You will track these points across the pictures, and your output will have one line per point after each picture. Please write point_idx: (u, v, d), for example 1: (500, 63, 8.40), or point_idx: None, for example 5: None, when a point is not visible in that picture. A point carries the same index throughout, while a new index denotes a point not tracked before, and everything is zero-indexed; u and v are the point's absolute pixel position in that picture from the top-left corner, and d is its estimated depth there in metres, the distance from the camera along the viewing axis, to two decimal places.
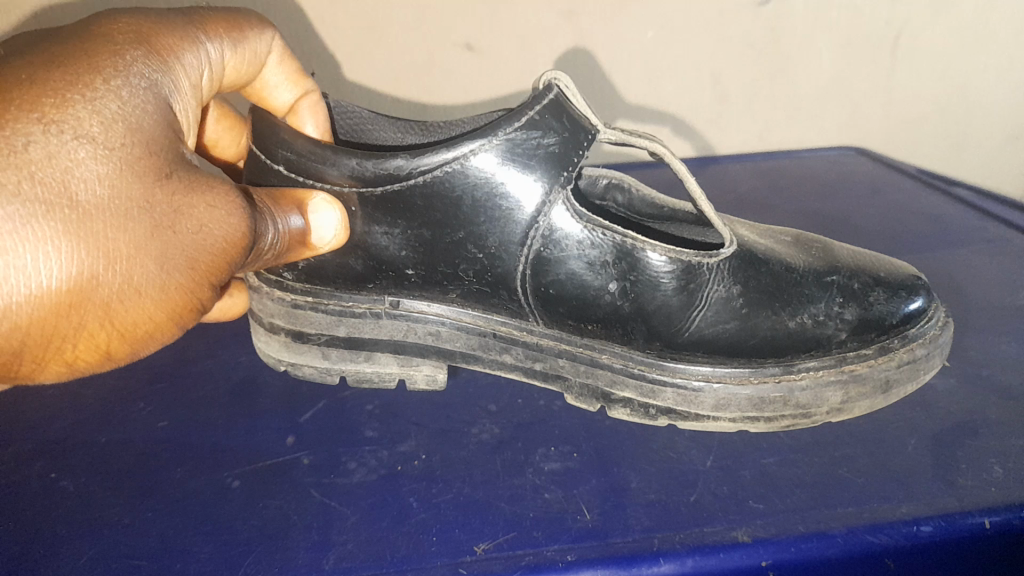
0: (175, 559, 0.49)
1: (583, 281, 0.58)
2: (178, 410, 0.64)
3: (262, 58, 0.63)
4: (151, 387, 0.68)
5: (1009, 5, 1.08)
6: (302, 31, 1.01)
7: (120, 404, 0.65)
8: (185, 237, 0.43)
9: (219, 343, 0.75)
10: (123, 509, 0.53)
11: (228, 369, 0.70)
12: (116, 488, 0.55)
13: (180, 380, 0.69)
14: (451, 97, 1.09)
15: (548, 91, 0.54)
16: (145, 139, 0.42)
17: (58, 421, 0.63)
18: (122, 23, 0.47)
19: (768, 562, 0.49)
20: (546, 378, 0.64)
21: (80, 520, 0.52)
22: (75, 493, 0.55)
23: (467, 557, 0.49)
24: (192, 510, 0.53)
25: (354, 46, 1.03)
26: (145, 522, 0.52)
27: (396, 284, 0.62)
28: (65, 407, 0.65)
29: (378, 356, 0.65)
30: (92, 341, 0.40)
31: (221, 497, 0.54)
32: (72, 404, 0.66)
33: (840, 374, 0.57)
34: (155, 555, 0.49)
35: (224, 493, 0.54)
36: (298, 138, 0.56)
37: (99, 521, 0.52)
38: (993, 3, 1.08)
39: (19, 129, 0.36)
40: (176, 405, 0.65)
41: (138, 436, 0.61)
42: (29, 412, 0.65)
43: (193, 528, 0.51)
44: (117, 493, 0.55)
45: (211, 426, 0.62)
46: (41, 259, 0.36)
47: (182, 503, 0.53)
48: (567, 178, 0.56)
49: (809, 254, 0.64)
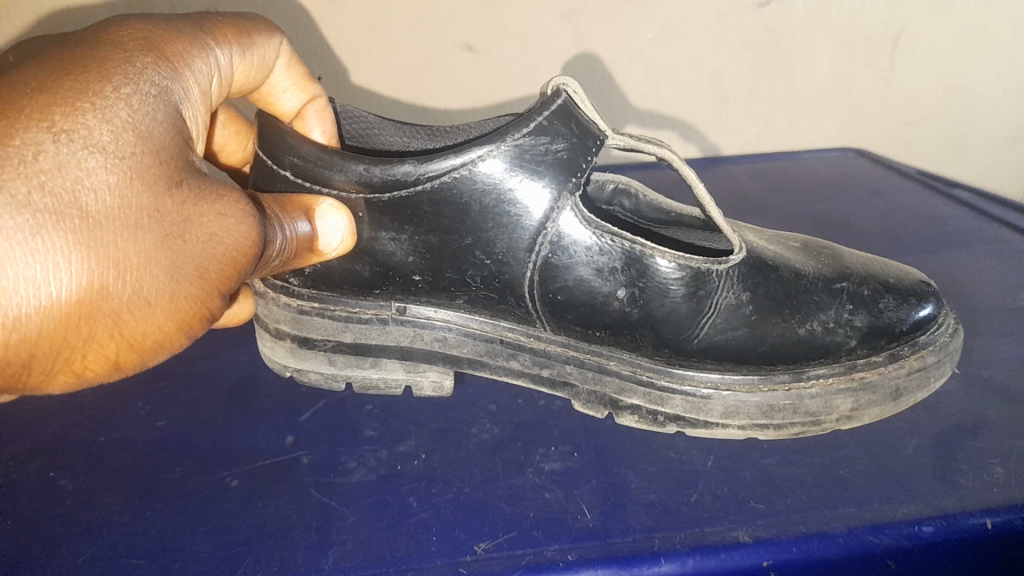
0: (172, 559, 0.49)
1: (591, 287, 0.58)
2: (178, 409, 0.64)
3: (270, 64, 0.63)
4: (151, 386, 0.67)
5: (1010, 4, 1.07)
6: (303, 33, 1.01)
7: (120, 404, 0.65)
8: (195, 246, 0.42)
9: (221, 342, 0.75)
10: (122, 509, 0.53)
11: (229, 369, 0.70)
12: (115, 488, 0.55)
13: (181, 380, 0.68)
14: (452, 99, 1.08)
15: (556, 97, 0.54)
16: (155, 147, 0.42)
17: (59, 421, 0.63)
18: (131, 30, 0.47)
19: (769, 563, 0.49)
20: (554, 386, 0.63)
21: (78, 520, 0.52)
22: (74, 492, 0.55)
23: (467, 556, 0.49)
24: (192, 510, 0.53)
25: (354, 48, 1.03)
26: (143, 522, 0.52)
27: (403, 289, 0.62)
28: (65, 407, 0.65)
29: (384, 361, 0.64)
30: (101, 352, 0.40)
31: (220, 496, 0.54)
32: (72, 404, 0.65)
33: (850, 381, 0.57)
34: (154, 555, 0.49)
35: (224, 493, 0.54)
36: (305, 144, 0.56)
37: (98, 520, 0.52)
38: (993, 3, 1.07)
39: (28, 139, 0.36)
40: (176, 405, 0.65)
41: (138, 436, 0.61)
42: (29, 412, 0.65)
43: (191, 528, 0.51)
44: (117, 493, 0.54)
45: (211, 426, 0.62)
46: (50, 270, 0.35)
47: (180, 503, 0.53)
48: (576, 184, 0.55)
49: (817, 260, 0.63)
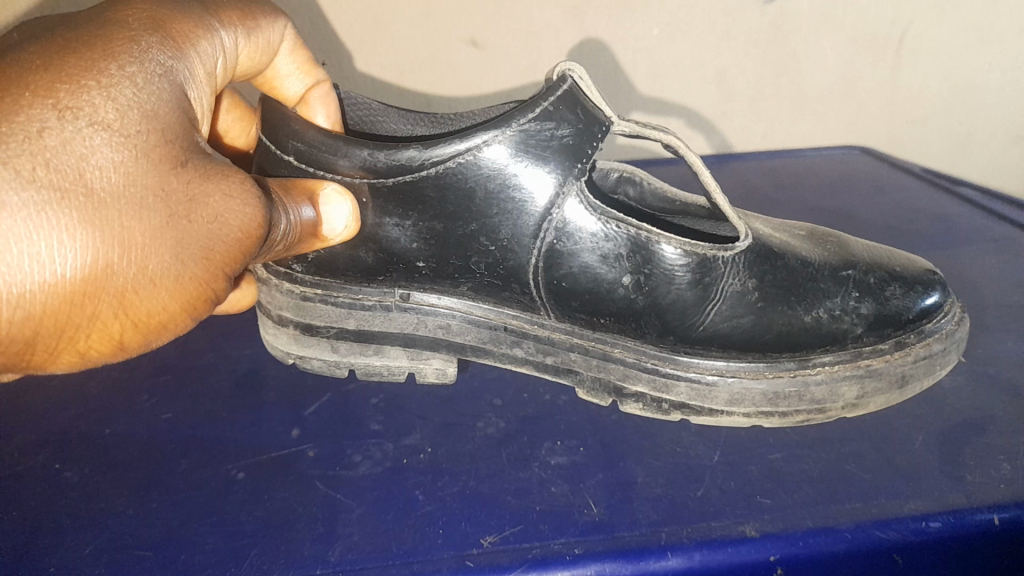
0: (179, 550, 0.48)
1: (597, 274, 0.58)
2: (182, 402, 0.64)
3: (275, 48, 0.62)
4: (155, 378, 0.67)
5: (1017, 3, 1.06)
6: (307, 24, 1.01)
7: (125, 396, 0.65)
8: (200, 227, 0.42)
9: (225, 334, 0.75)
10: (127, 500, 0.53)
11: (233, 362, 0.70)
12: (120, 480, 0.55)
13: (185, 372, 0.68)
14: (456, 91, 1.08)
15: (562, 82, 0.53)
16: (161, 126, 0.41)
17: (63, 412, 0.63)
18: (136, 10, 0.46)
19: (776, 558, 0.49)
20: (557, 373, 0.63)
21: (84, 511, 0.52)
22: (79, 483, 0.55)
23: (474, 550, 0.49)
24: (197, 503, 0.52)
25: (359, 40, 1.03)
26: (149, 514, 0.51)
27: (407, 276, 0.61)
28: (69, 399, 0.65)
29: (388, 348, 0.64)
30: (105, 331, 0.40)
31: (225, 488, 0.54)
32: (76, 395, 0.65)
33: (856, 369, 0.57)
34: (160, 546, 0.49)
35: (229, 485, 0.54)
36: (310, 129, 0.56)
37: (103, 511, 0.52)
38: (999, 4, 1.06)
39: (34, 115, 0.35)
40: (180, 397, 0.64)
41: (142, 429, 0.60)
42: (33, 403, 0.64)
43: (197, 519, 0.51)
44: (122, 484, 0.54)
45: (216, 419, 0.61)
46: (55, 247, 0.35)
47: (185, 494, 0.53)
48: (582, 170, 0.55)
49: (824, 249, 0.63)
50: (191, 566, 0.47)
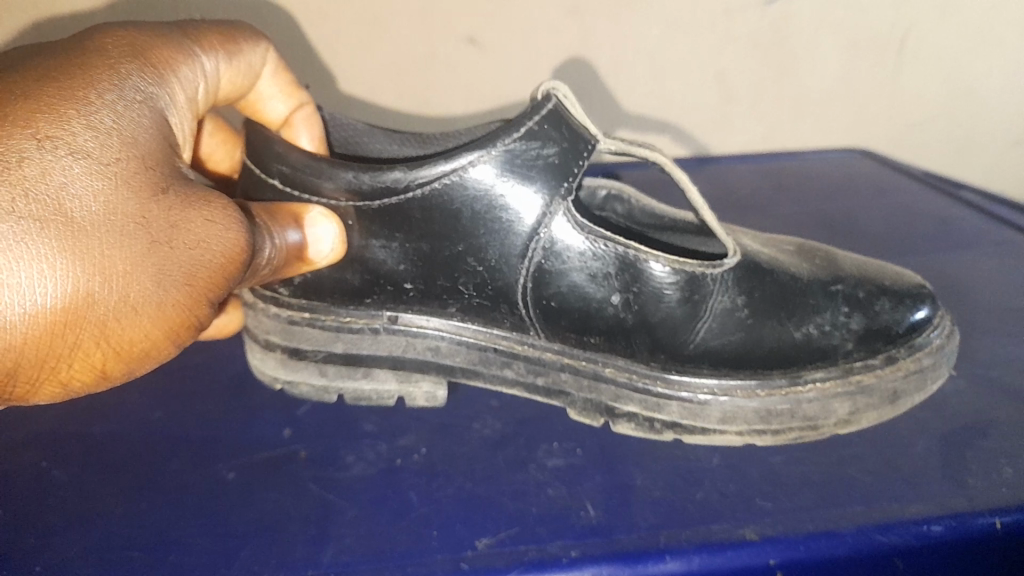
0: (169, 551, 0.47)
1: (586, 293, 0.57)
2: (174, 401, 0.63)
3: (257, 69, 0.62)
4: (148, 378, 0.66)
5: (1017, 8, 1.07)
6: (308, 23, 1.01)
7: (116, 395, 0.64)
8: (183, 253, 0.41)
9: None
10: (119, 500, 0.52)
11: (226, 362, 0.69)
12: (110, 480, 0.54)
13: (177, 372, 0.67)
14: (454, 92, 1.08)
15: (547, 101, 0.53)
16: (142, 154, 0.41)
17: (53, 411, 0.62)
18: (116, 36, 0.46)
19: (775, 562, 0.48)
20: (549, 395, 0.61)
21: (74, 511, 0.51)
22: (68, 483, 0.53)
23: (468, 551, 0.48)
24: (189, 502, 0.51)
25: (360, 41, 1.03)
26: (140, 513, 0.50)
27: (394, 298, 0.61)
28: None
29: (377, 371, 0.62)
30: (87, 361, 0.39)
31: (218, 489, 0.53)
32: None
33: (847, 385, 0.56)
34: (150, 547, 0.48)
35: (221, 485, 0.53)
36: (293, 151, 0.55)
37: (95, 510, 0.51)
38: (1001, 6, 1.07)
39: (13, 146, 0.35)
40: (172, 397, 0.63)
41: (134, 428, 0.59)
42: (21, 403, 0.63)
43: (189, 519, 0.50)
44: (113, 484, 0.53)
45: (209, 419, 0.60)
46: (35, 277, 0.35)
47: (178, 494, 0.52)
48: (568, 189, 0.55)
49: (811, 263, 0.63)
50: (179, 567, 0.46)
